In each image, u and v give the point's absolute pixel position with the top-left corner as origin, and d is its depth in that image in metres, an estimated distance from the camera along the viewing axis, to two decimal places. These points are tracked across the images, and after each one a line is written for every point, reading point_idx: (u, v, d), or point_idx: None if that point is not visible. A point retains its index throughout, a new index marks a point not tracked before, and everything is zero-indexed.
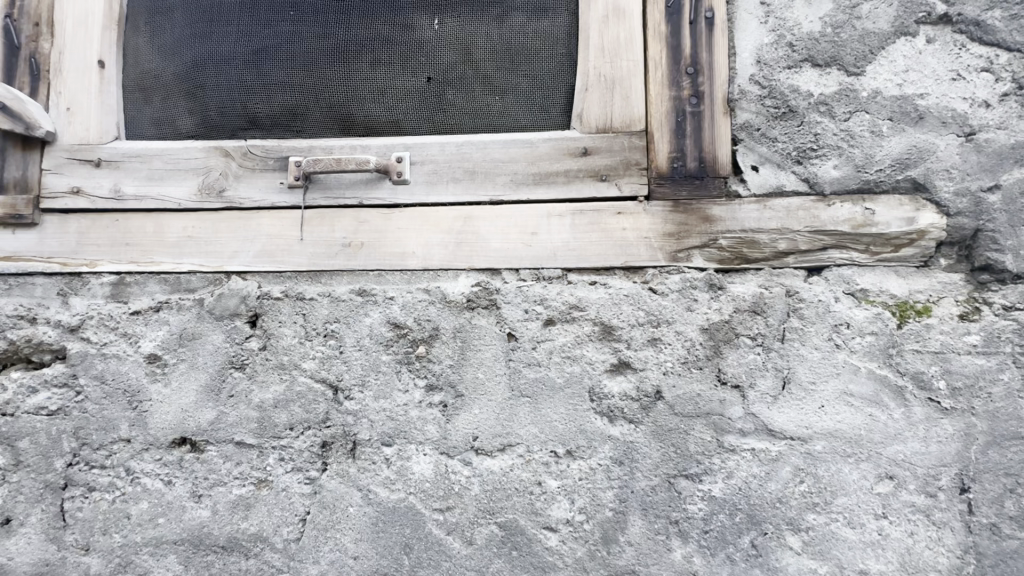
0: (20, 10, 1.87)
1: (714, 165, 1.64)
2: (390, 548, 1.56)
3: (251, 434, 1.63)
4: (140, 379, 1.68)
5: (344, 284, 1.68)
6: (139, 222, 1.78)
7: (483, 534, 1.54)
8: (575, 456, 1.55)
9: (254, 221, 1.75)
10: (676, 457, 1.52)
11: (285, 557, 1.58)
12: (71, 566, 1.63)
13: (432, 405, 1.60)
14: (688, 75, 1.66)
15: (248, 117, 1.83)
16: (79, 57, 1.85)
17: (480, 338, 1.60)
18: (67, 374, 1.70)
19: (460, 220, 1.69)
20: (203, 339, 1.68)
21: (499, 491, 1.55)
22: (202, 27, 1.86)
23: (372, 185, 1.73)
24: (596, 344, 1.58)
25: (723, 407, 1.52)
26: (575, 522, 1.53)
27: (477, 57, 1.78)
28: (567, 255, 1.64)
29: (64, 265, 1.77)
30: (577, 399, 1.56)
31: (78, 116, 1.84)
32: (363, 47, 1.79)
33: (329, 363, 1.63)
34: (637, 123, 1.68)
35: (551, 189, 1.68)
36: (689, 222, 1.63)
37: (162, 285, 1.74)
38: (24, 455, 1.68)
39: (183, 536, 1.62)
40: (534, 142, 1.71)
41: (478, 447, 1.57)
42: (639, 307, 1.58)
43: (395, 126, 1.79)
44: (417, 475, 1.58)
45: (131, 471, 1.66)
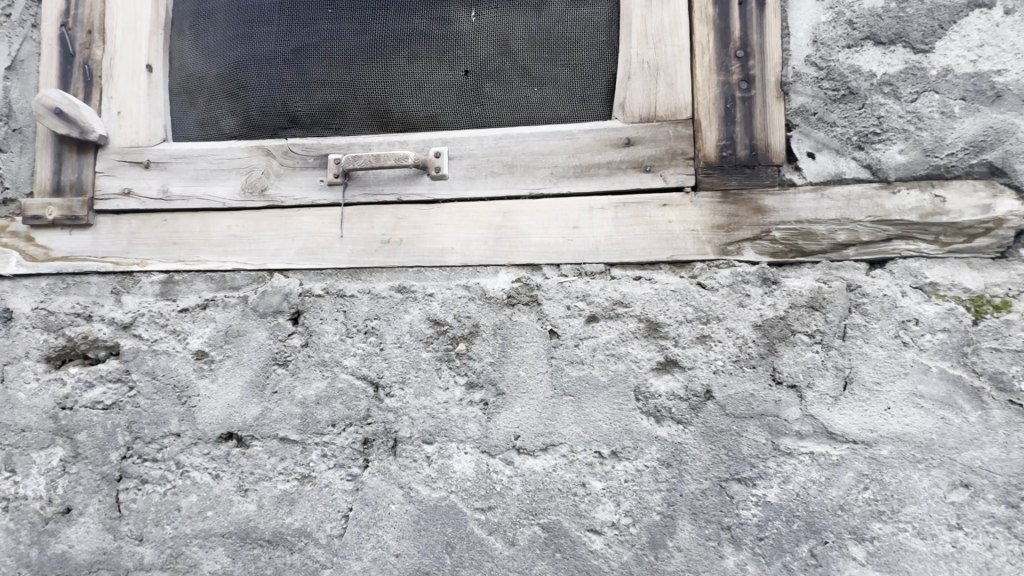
0: (74, 19, 1.94)
1: (767, 153, 1.55)
2: (432, 546, 1.54)
3: (295, 431, 1.65)
4: (189, 375, 1.72)
5: (384, 280, 1.68)
6: (185, 222, 1.82)
7: (526, 535, 1.51)
8: (621, 457, 1.49)
9: (295, 219, 1.76)
10: (728, 460, 1.45)
11: (328, 553, 1.59)
12: (126, 555, 1.69)
13: (473, 403, 1.58)
14: (738, 59, 1.58)
15: (289, 116, 1.84)
16: (129, 62, 1.90)
17: (522, 335, 1.57)
18: (121, 369, 1.76)
19: (499, 215, 1.66)
20: (248, 336, 1.71)
21: (542, 492, 1.52)
22: (243, 28, 1.89)
23: (411, 181, 1.72)
24: (642, 341, 1.52)
25: (778, 408, 1.44)
26: (620, 525, 1.48)
27: (515, 49, 1.74)
28: (609, 249, 1.59)
29: (117, 264, 1.83)
30: (622, 398, 1.51)
31: (128, 119, 1.90)
32: (400, 43, 1.78)
33: (370, 361, 1.63)
34: (683, 111, 1.61)
35: (593, 181, 1.63)
36: (739, 213, 1.55)
37: (208, 283, 1.77)
38: (82, 447, 1.75)
39: (231, 529, 1.64)
40: (575, 134, 1.66)
41: (520, 446, 1.54)
42: (687, 303, 1.51)
43: (433, 121, 1.77)
44: (458, 473, 1.56)
45: (181, 464, 1.70)
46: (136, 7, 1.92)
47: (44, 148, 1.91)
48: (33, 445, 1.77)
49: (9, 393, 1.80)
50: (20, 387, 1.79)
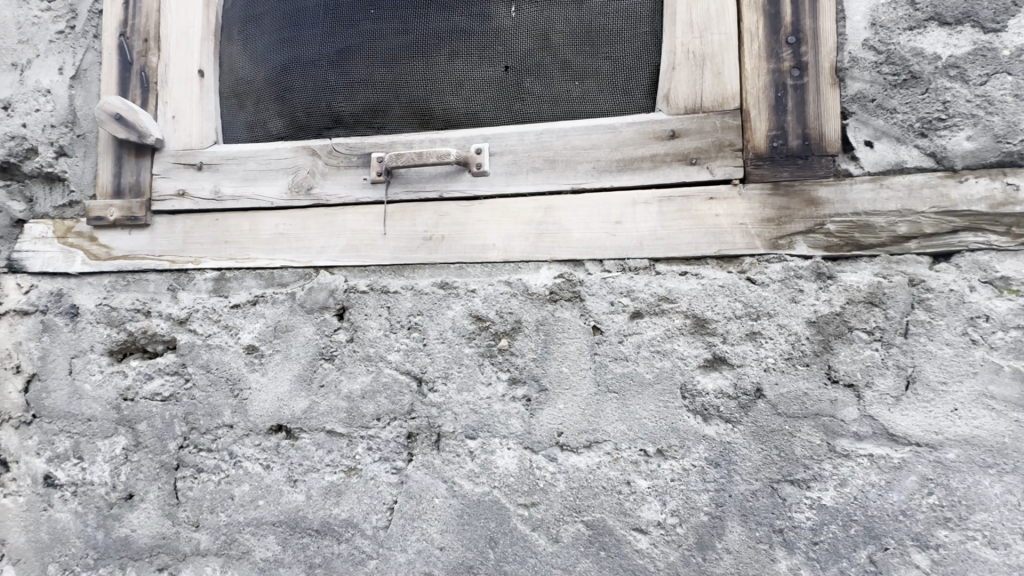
0: (131, 28, 2.04)
1: (821, 142, 1.49)
2: (475, 540, 1.55)
3: (341, 424, 1.69)
4: (240, 369, 1.78)
5: (426, 277, 1.69)
6: (236, 221, 1.89)
7: (570, 532, 1.50)
8: (667, 456, 1.47)
9: (339, 217, 1.80)
10: (779, 460, 1.40)
11: (374, 544, 1.62)
12: (184, 540, 1.77)
13: (515, 399, 1.58)
14: (789, 45, 1.52)
15: (332, 116, 1.88)
16: (183, 68, 1.98)
17: (564, 331, 1.56)
18: (177, 363, 1.84)
19: (541, 210, 1.65)
20: (296, 331, 1.76)
21: (585, 489, 1.51)
22: (289, 30, 1.93)
23: (452, 177, 1.73)
24: (688, 338, 1.49)
25: (834, 408, 1.38)
26: (666, 525, 1.45)
27: (556, 42, 1.72)
28: (654, 244, 1.56)
29: (173, 262, 1.91)
30: (668, 396, 1.48)
31: (182, 123, 1.98)
32: (441, 40, 1.78)
33: (414, 356, 1.65)
34: (731, 101, 1.56)
35: (636, 175, 1.60)
36: (791, 206, 1.49)
37: (258, 280, 1.83)
38: (142, 436, 1.84)
39: (281, 518, 1.70)
40: (617, 127, 1.63)
41: (563, 442, 1.53)
42: (736, 299, 1.47)
43: (474, 118, 1.77)
44: (501, 469, 1.56)
45: (234, 454, 1.76)
46: (188, 15, 2.00)
47: (106, 152, 2.01)
48: (99, 433, 1.87)
49: (77, 384, 1.91)
50: (86, 379, 1.90)
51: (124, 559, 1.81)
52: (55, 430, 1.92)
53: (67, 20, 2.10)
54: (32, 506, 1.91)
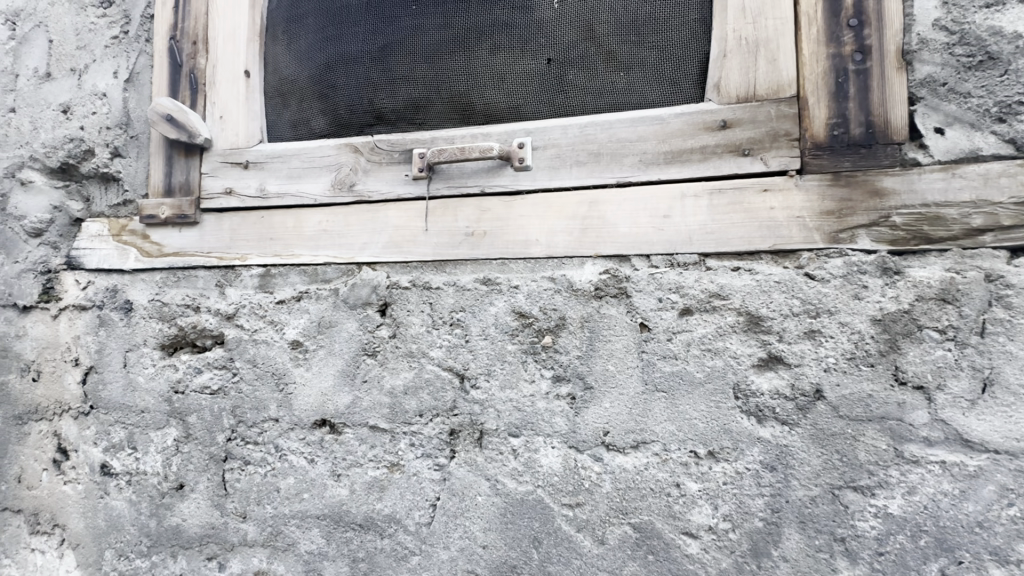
0: (181, 31, 2.09)
1: (886, 130, 1.41)
2: (519, 540, 1.53)
3: (384, 420, 1.69)
4: (285, 364, 1.81)
5: (468, 273, 1.68)
6: (281, 218, 1.92)
7: (617, 534, 1.46)
8: (719, 458, 1.41)
9: (381, 214, 1.80)
10: (841, 466, 1.33)
11: (417, 540, 1.62)
12: (232, 531, 1.80)
13: (560, 397, 1.55)
14: (850, 28, 1.44)
15: (374, 113, 1.89)
16: (230, 68, 2.03)
17: (610, 329, 1.52)
18: (225, 357, 1.88)
19: (585, 205, 1.61)
20: (339, 327, 1.77)
21: (632, 491, 1.46)
22: (331, 29, 1.95)
23: (494, 172, 1.71)
24: (741, 336, 1.43)
25: (901, 411, 1.31)
26: (718, 529, 1.40)
27: (600, 32, 1.68)
28: (704, 239, 1.50)
29: (221, 259, 1.96)
30: (720, 396, 1.42)
31: (229, 123, 2.02)
32: (483, 34, 1.77)
33: (456, 352, 1.64)
34: (786, 88, 1.49)
35: (685, 167, 1.55)
36: (853, 197, 1.41)
37: (301, 276, 1.85)
38: (192, 428, 1.89)
39: (325, 512, 1.71)
40: (665, 119, 1.58)
41: (610, 442, 1.50)
42: (793, 295, 1.40)
43: (516, 112, 1.75)
44: (545, 468, 1.54)
45: (279, 448, 1.79)
46: (235, 17, 2.04)
47: (157, 153, 2.08)
48: (152, 425, 1.93)
49: (131, 376, 1.98)
50: (140, 371, 1.96)
51: (175, 548, 1.87)
52: (111, 420, 1.99)
53: (121, 25, 2.18)
54: (89, 493, 1.99)
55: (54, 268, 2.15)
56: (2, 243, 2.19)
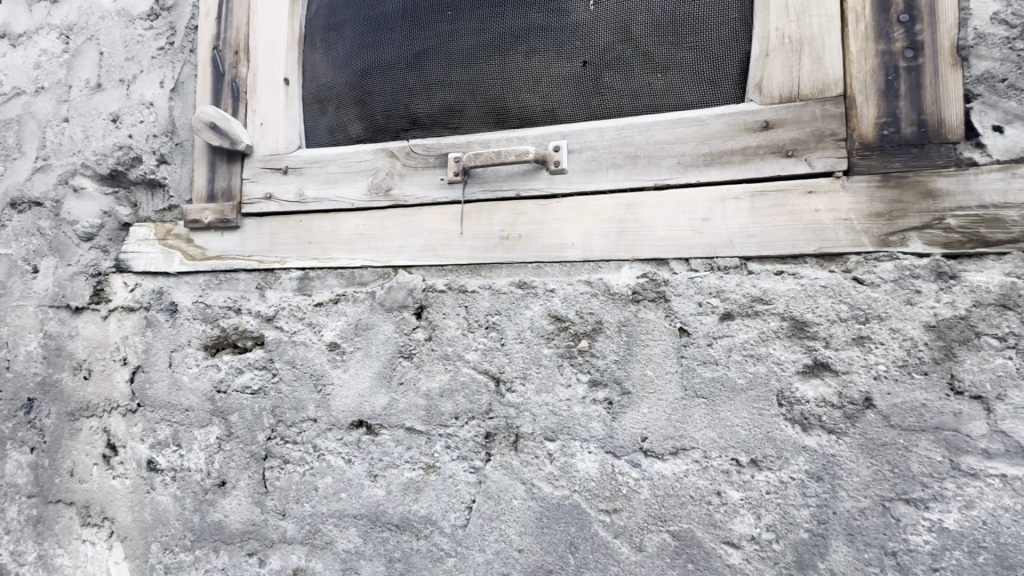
0: (223, 41, 2.15)
1: (940, 129, 1.35)
2: (555, 544, 1.53)
3: (420, 422, 1.71)
4: (324, 365, 1.84)
5: (504, 276, 1.68)
6: (319, 222, 1.96)
7: (655, 542, 1.44)
8: (761, 466, 1.38)
9: (417, 217, 1.82)
10: (892, 477, 1.28)
11: (452, 542, 1.63)
12: (273, 528, 1.85)
13: (596, 401, 1.54)
14: (901, 24, 1.39)
15: (410, 118, 1.91)
16: (271, 76, 2.09)
17: (648, 333, 1.50)
18: (266, 358, 1.93)
19: (622, 208, 1.60)
20: (376, 329, 1.80)
21: (671, 498, 1.44)
22: (368, 36, 1.98)
23: (530, 176, 1.71)
24: (786, 342, 1.39)
25: (957, 422, 1.25)
26: (761, 540, 1.36)
27: (637, 34, 1.67)
28: (746, 242, 1.47)
29: (261, 262, 2.01)
30: (763, 403, 1.39)
31: (270, 129, 2.08)
32: (518, 38, 1.77)
33: (492, 355, 1.65)
34: (832, 87, 1.45)
35: (726, 169, 1.52)
36: (903, 199, 1.37)
37: (338, 279, 1.89)
38: (234, 427, 1.94)
39: (362, 511, 1.74)
40: (704, 120, 1.56)
41: (648, 448, 1.48)
42: (840, 300, 1.36)
43: (551, 115, 1.75)
44: (581, 473, 1.53)
45: (317, 448, 1.82)
46: (276, 26, 2.10)
47: (201, 159, 2.15)
48: (195, 423, 1.99)
49: (176, 376, 2.05)
50: (185, 371, 2.03)
51: (217, 543, 1.92)
52: (157, 418, 2.06)
53: (167, 36, 2.26)
54: (137, 488, 2.07)
55: (104, 270, 2.24)
56: (56, 247, 2.30)
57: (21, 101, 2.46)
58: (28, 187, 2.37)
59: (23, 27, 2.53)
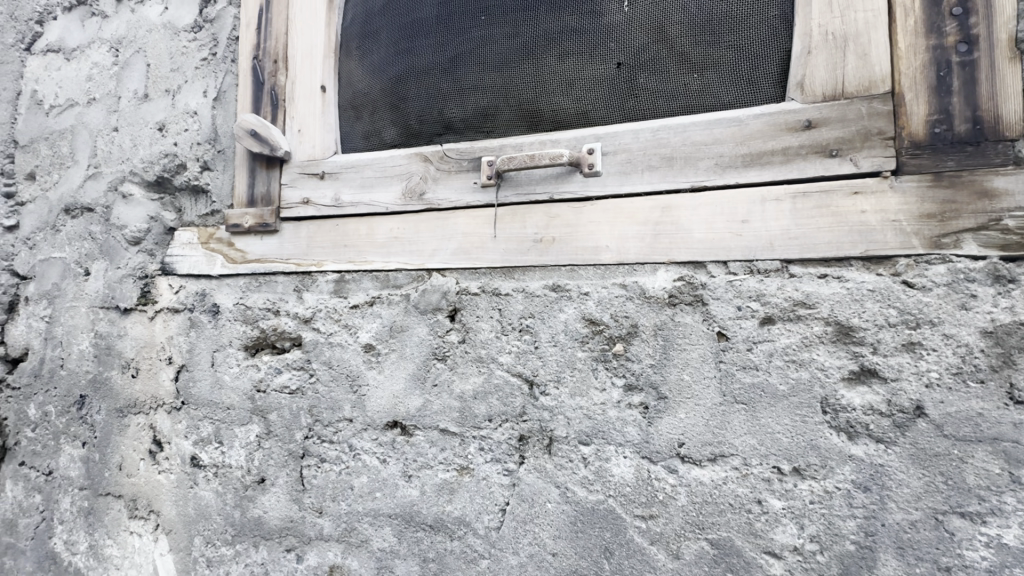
0: (263, 50, 2.22)
1: (997, 126, 1.29)
2: (590, 549, 1.52)
3: (454, 423, 1.72)
4: (359, 366, 1.88)
5: (537, 279, 1.68)
6: (354, 225, 2.00)
7: (692, 550, 1.42)
8: (804, 475, 1.34)
9: (450, 221, 1.84)
10: (946, 490, 1.23)
11: (486, 544, 1.64)
12: (310, 525, 1.89)
13: (632, 406, 1.53)
14: (954, 17, 1.33)
15: (443, 122, 1.93)
16: (309, 84, 2.15)
17: (685, 337, 1.48)
18: (303, 359, 1.98)
19: (658, 210, 1.58)
20: (410, 331, 1.82)
21: (709, 505, 1.42)
22: (402, 43, 2.01)
23: (564, 178, 1.71)
24: (830, 347, 1.35)
25: (1017, 433, 1.19)
26: (805, 551, 1.33)
27: (672, 34, 1.65)
28: (787, 244, 1.44)
29: (299, 265, 2.06)
30: (806, 410, 1.35)
31: (308, 136, 2.13)
32: (551, 41, 1.77)
33: (525, 358, 1.65)
34: (879, 84, 1.41)
35: (766, 170, 1.49)
36: (957, 200, 1.31)
37: (373, 282, 1.92)
38: (273, 425, 1.99)
39: (397, 511, 1.76)
40: (743, 120, 1.53)
41: (685, 454, 1.46)
42: (889, 304, 1.31)
43: (584, 117, 1.75)
44: (617, 477, 1.51)
45: (353, 447, 1.86)
46: (313, 34, 2.15)
47: (242, 166, 2.22)
48: (236, 421, 2.06)
49: (218, 375, 2.12)
50: (226, 370, 2.10)
51: (257, 538, 1.97)
52: (200, 416, 2.14)
53: (210, 48, 2.34)
54: (181, 483, 2.14)
55: (151, 273, 2.33)
56: (107, 251, 2.40)
57: (75, 112, 2.59)
58: (80, 194, 2.50)
59: (76, 42, 2.66)
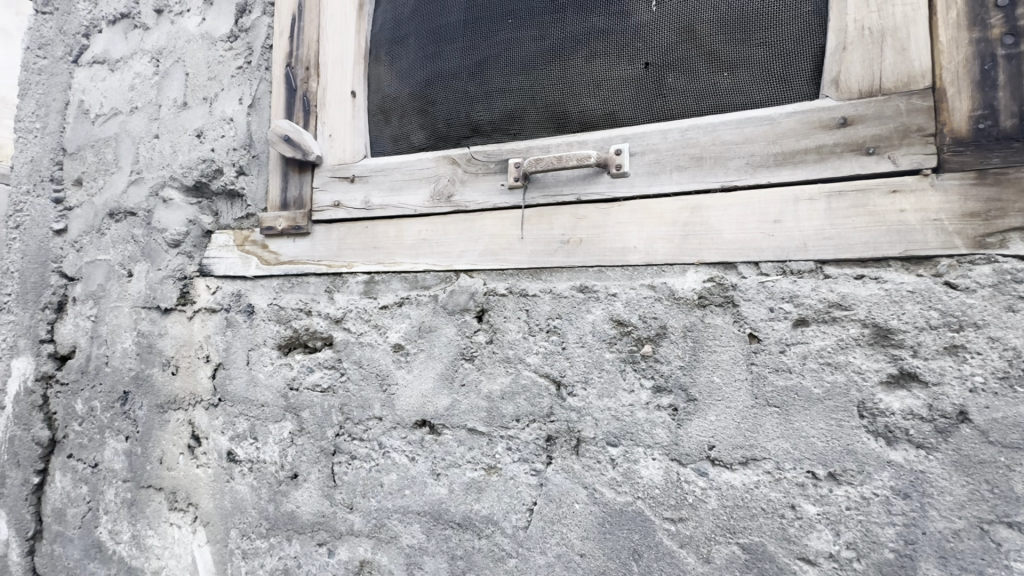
0: (295, 58, 2.28)
1: None
2: (618, 551, 1.52)
3: (482, 423, 1.74)
4: (389, 366, 1.92)
5: (565, 280, 1.69)
6: (384, 227, 2.04)
7: (723, 554, 1.41)
8: (840, 480, 1.31)
9: (478, 223, 1.86)
10: (992, 498, 1.18)
11: (514, 543, 1.65)
12: (341, 520, 1.93)
13: (661, 408, 1.52)
14: (999, 8, 1.28)
15: (470, 125, 1.95)
16: (340, 90, 2.20)
17: (716, 339, 1.47)
18: (334, 358, 2.03)
19: (687, 210, 1.57)
20: (438, 332, 1.85)
21: (740, 509, 1.40)
22: (430, 47, 2.05)
23: (591, 179, 1.71)
24: (867, 350, 1.32)
25: None
26: (841, 558, 1.30)
27: (701, 33, 1.63)
28: (822, 244, 1.41)
29: (330, 266, 2.11)
30: (842, 414, 1.32)
31: (338, 140, 2.19)
32: (578, 43, 1.77)
33: (552, 359, 1.66)
34: (919, 79, 1.37)
35: (799, 169, 1.46)
36: (1003, 197, 1.26)
37: (402, 283, 1.95)
38: (306, 423, 2.05)
39: (426, 508, 1.79)
40: (775, 119, 1.51)
41: (715, 457, 1.44)
42: (930, 306, 1.28)
43: (611, 118, 1.75)
44: (645, 479, 1.51)
45: (383, 445, 1.90)
46: (344, 41, 2.20)
47: (275, 170, 2.29)
48: (270, 418, 2.12)
49: (253, 373, 2.18)
50: (261, 369, 2.16)
51: (290, 532, 2.03)
52: (236, 412, 2.21)
53: (245, 56, 2.42)
54: (218, 477, 2.22)
55: (189, 274, 2.42)
56: (148, 253, 2.51)
57: (118, 121, 2.71)
58: (124, 199, 2.61)
59: (120, 53, 2.79)
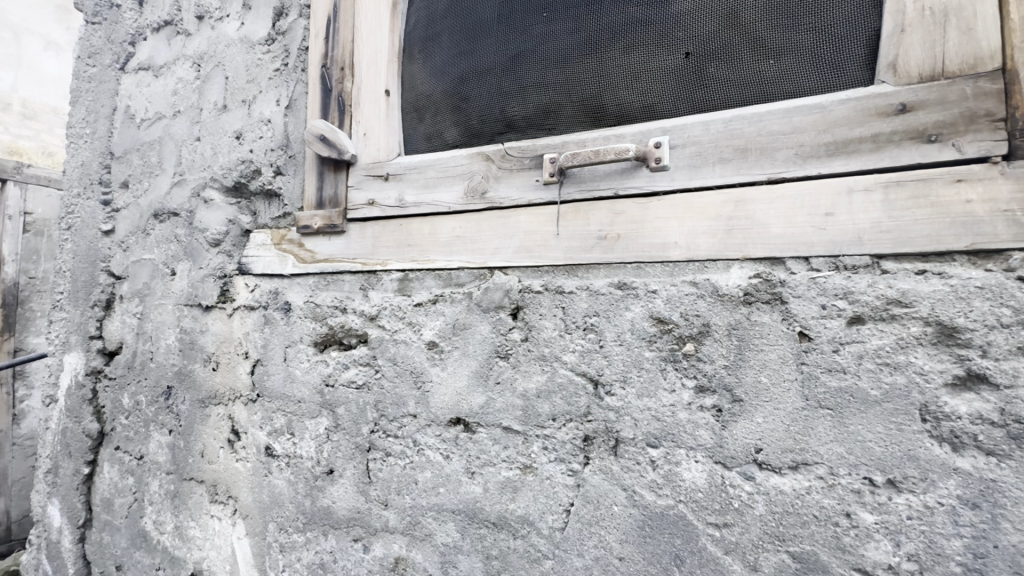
0: (330, 58, 2.31)
1: None
2: (658, 555, 1.47)
3: (517, 421, 1.72)
4: (423, 363, 1.91)
5: (602, 277, 1.65)
6: (418, 225, 2.04)
7: (772, 562, 1.35)
8: (900, 488, 1.24)
9: (512, 219, 1.84)
10: None
11: (550, 544, 1.62)
12: (376, 516, 1.94)
13: (704, 408, 1.46)
14: None
15: (504, 121, 1.94)
16: (374, 89, 2.22)
17: (763, 337, 1.41)
18: (369, 355, 2.04)
19: (731, 204, 1.51)
20: (473, 329, 1.84)
21: (790, 516, 1.34)
22: (464, 44, 2.04)
23: (630, 174, 1.66)
24: (930, 349, 1.24)
25: None
26: (901, 569, 1.23)
27: (745, 20, 1.58)
28: (878, 238, 1.33)
29: (365, 264, 2.12)
30: (902, 418, 1.25)
31: (373, 139, 2.20)
32: (616, 34, 1.73)
33: (589, 358, 1.62)
34: (988, 61, 1.27)
35: (852, 160, 1.39)
36: None
37: (436, 280, 1.95)
38: (341, 419, 2.07)
39: (460, 507, 1.78)
40: (826, 108, 1.44)
41: (762, 460, 1.38)
42: (1001, 303, 1.19)
43: (650, 111, 1.70)
44: (687, 483, 1.46)
45: (418, 442, 1.90)
46: (378, 40, 2.22)
47: (311, 170, 2.32)
48: (307, 414, 2.15)
49: (290, 369, 2.22)
50: (298, 365, 2.20)
51: (326, 527, 2.05)
52: (273, 408, 2.25)
53: (282, 58, 2.47)
54: (257, 470, 2.27)
55: (229, 273, 2.48)
56: (190, 253, 2.58)
57: (162, 124, 2.80)
58: (167, 200, 2.69)
59: (163, 59, 2.88)
